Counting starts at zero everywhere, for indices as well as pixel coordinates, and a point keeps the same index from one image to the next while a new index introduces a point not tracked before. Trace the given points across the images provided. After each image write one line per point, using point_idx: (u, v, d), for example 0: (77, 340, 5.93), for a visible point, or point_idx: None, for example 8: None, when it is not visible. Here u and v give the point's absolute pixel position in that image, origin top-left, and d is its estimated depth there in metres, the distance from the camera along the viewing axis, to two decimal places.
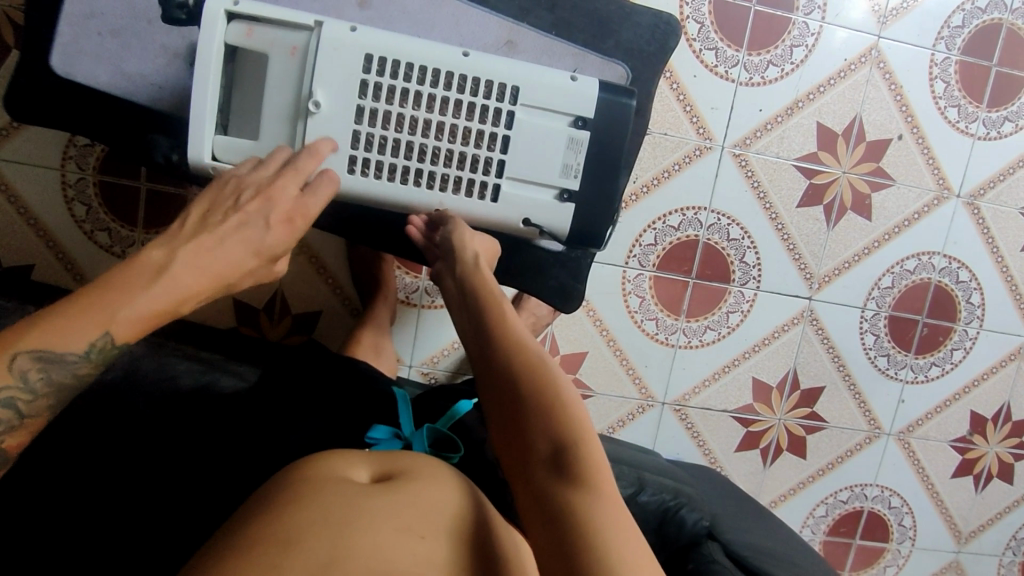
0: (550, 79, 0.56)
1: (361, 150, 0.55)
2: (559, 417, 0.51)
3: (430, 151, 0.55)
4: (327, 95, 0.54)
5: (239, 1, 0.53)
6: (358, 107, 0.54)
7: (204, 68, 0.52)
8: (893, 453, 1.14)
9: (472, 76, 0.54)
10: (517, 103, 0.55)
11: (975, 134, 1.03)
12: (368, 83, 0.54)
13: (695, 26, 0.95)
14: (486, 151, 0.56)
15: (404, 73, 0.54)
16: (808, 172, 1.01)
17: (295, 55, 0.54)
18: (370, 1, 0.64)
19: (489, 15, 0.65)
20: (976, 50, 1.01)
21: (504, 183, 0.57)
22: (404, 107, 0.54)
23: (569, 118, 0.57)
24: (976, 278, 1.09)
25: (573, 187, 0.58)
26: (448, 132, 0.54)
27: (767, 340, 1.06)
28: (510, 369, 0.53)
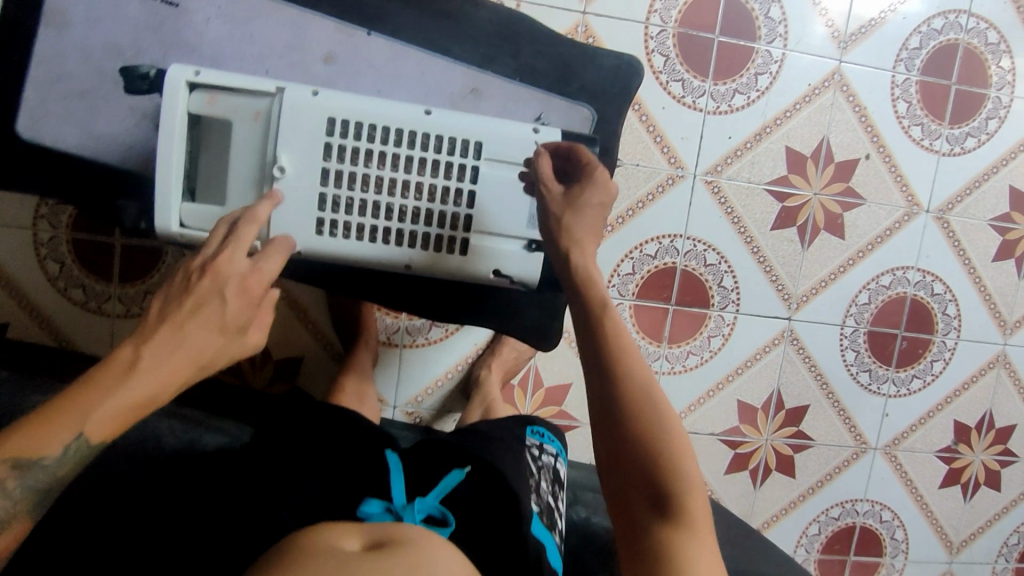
0: (508, 134, 0.60)
1: (329, 210, 0.58)
2: (673, 458, 0.52)
3: (398, 209, 0.58)
4: (292, 161, 0.56)
5: (200, 72, 0.55)
6: (323, 169, 0.56)
7: (168, 136, 0.54)
8: (881, 468, 1.14)
9: (434, 134, 0.58)
10: (479, 158, 0.59)
11: (940, 150, 1.06)
12: (332, 145, 0.56)
13: (661, 59, 0.97)
14: (453, 207, 0.59)
15: (367, 134, 0.57)
16: (779, 195, 1.03)
17: (258, 121, 0.56)
18: (336, 56, 0.65)
19: (453, 64, 0.67)
20: (935, 70, 1.03)
21: (471, 236, 0.60)
22: (369, 167, 0.57)
23: (530, 171, 0.60)
24: (950, 290, 1.10)
25: (538, 236, 0.62)
26: (414, 190, 0.58)
27: (749, 363, 1.07)
28: (631, 394, 0.53)
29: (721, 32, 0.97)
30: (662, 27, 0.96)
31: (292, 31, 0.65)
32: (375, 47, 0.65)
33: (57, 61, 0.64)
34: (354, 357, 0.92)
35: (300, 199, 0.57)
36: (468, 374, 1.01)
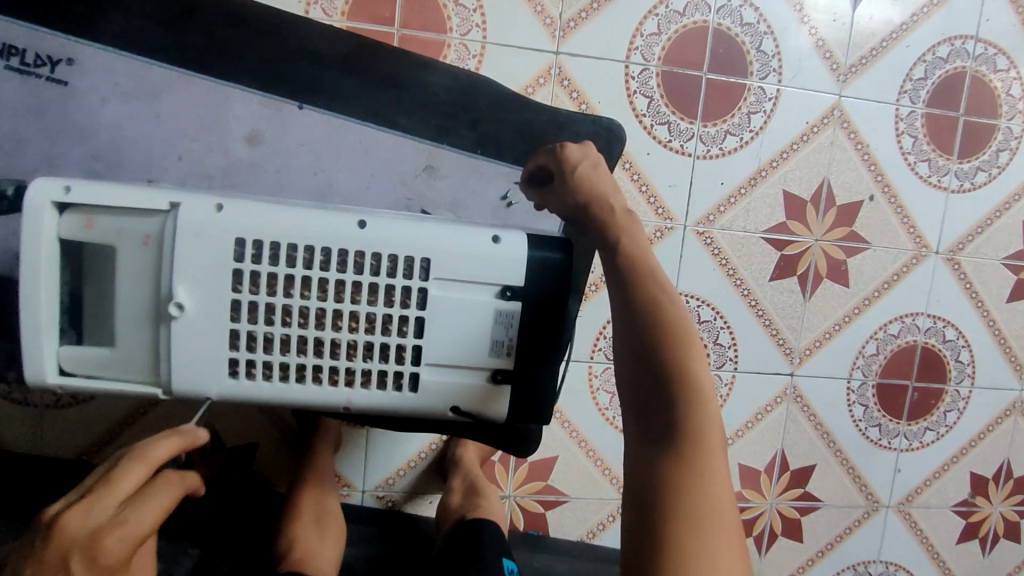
0: (464, 247, 0.50)
1: (247, 348, 0.49)
2: (687, 395, 0.50)
3: (332, 343, 0.49)
4: (192, 294, 0.47)
5: (70, 189, 0.47)
6: (233, 301, 0.48)
7: (32, 274, 0.46)
8: (894, 526, 1.06)
9: (370, 252, 0.48)
10: (427, 278, 0.49)
11: (948, 187, 0.97)
12: (243, 271, 0.48)
13: (645, 101, 0.87)
14: (396, 337, 0.50)
15: (286, 255, 0.48)
16: (778, 244, 0.94)
17: (148, 245, 0.47)
18: (262, 134, 0.64)
19: (403, 138, 0.66)
20: (941, 101, 0.95)
21: (421, 371, 0.51)
22: (287, 298, 0.48)
23: (495, 289, 0.51)
24: (963, 336, 1.02)
25: (506, 366, 0.52)
26: (348, 320, 0.49)
27: (750, 425, 0.99)
28: (665, 342, 0.52)
29: (709, 69, 0.89)
30: (644, 66, 0.87)
31: (210, 110, 0.63)
32: (310, 125, 0.64)
33: None
34: (314, 455, 0.82)
35: (202, 338, 0.48)
36: (443, 453, 0.92)
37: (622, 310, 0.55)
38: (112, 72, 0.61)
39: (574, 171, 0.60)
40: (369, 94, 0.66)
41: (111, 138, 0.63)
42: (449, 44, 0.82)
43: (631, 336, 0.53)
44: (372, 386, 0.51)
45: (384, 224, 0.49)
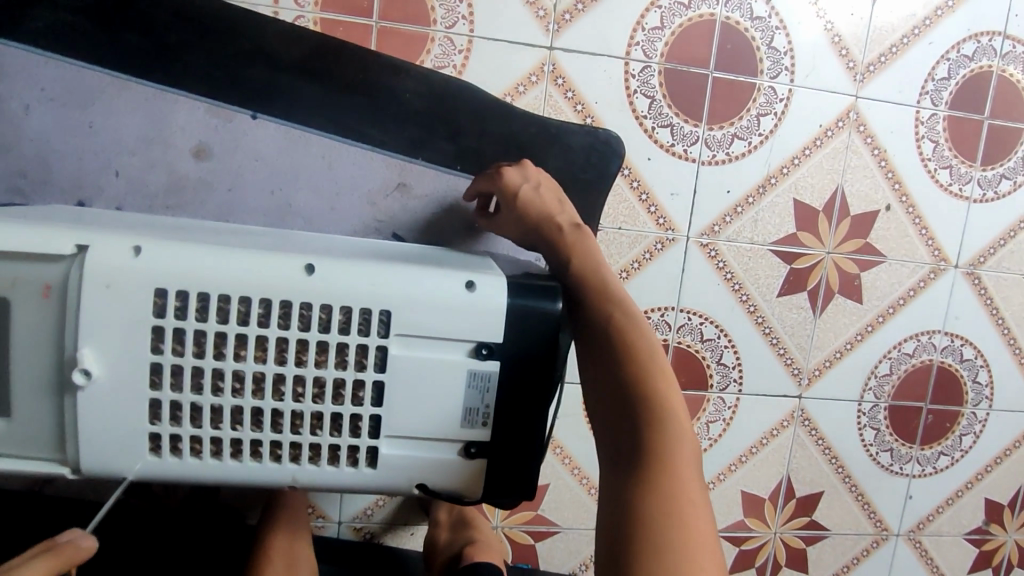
0: (426, 296, 0.49)
1: (180, 423, 0.48)
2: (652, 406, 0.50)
3: (280, 414, 0.49)
4: (99, 359, 0.46)
5: None
6: (154, 365, 0.47)
7: None
8: (904, 556, 1.00)
9: (316, 305, 0.47)
10: (388, 334, 0.48)
11: (970, 197, 0.90)
12: (165, 329, 0.46)
13: (645, 101, 0.80)
14: (335, 406, 0.49)
15: (217, 315, 0.47)
16: (788, 257, 0.87)
17: (49, 296, 0.46)
18: (209, 150, 0.67)
19: (371, 151, 0.69)
20: (965, 103, 0.88)
21: (381, 444, 0.51)
22: (223, 361, 0.47)
23: (468, 346, 0.50)
24: (982, 355, 0.95)
25: (483, 433, 0.52)
26: (293, 387, 0.48)
27: (754, 450, 0.92)
28: (624, 352, 0.52)
29: (716, 67, 0.81)
30: (646, 63, 0.79)
31: (152, 122, 0.65)
32: None
33: None
34: None
35: (124, 406, 0.47)
36: None
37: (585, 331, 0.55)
38: (48, 80, 0.63)
39: (516, 196, 0.62)
40: (330, 107, 0.66)
41: (52, 152, 0.65)
42: (433, 36, 0.74)
43: (591, 347, 0.54)
44: (327, 462, 0.50)
45: (333, 277, 0.48)
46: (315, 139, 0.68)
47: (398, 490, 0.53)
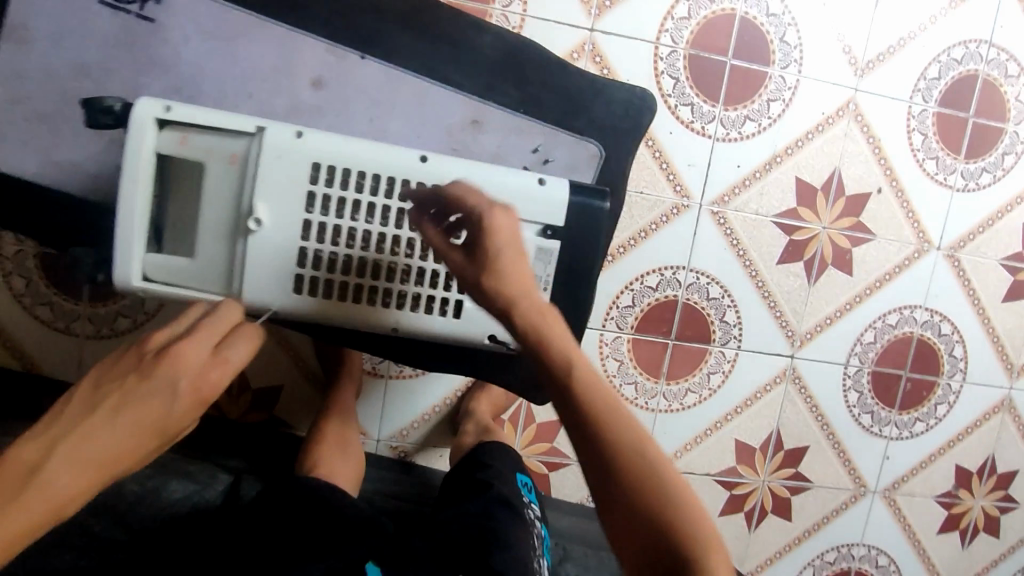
0: (513, 181, 0.57)
1: (309, 267, 0.55)
2: (664, 499, 0.44)
3: (387, 267, 0.56)
4: (271, 213, 0.53)
5: (171, 108, 0.52)
6: (306, 221, 0.54)
7: (134, 181, 0.51)
8: (879, 512, 1.09)
9: (427, 184, 0.55)
10: (477, 212, 0.56)
11: (953, 186, 1.01)
12: (317, 195, 0.54)
13: (670, 82, 0.91)
14: (445, 264, 0.57)
15: (357, 183, 0.54)
16: (787, 229, 0.98)
17: (235, 163, 0.53)
18: (325, 80, 0.62)
19: (452, 93, 0.63)
20: (952, 102, 0.99)
21: (465, 299, 0.58)
22: (358, 220, 0.54)
23: (536, 227, 0.58)
24: (958, 331, 1.06)
25: (542, 298, 0.60)
26: (404, 246, 0.56)
27: (749, 402, 1.02)
28: (616, 447, 0.46)
29: (734, 55, 0.92)
30: (673, 48, 0.90)
31: (279, 49, 0.61)
32: (369, 73, 0.62)
33: (20, 79, 0.59)
34: (338, 394, 0.85)
35: (282, 254, 0.54)
36: (458, 407, 0.95)
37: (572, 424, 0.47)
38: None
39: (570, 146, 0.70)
40: (426, 50, 0.62)
41: None
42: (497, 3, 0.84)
43: (587, 450, 0.46)
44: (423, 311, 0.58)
45: (446, 166, 0.55)
46: (410, 83, 0.62)
47: (474, 340, 0.59)
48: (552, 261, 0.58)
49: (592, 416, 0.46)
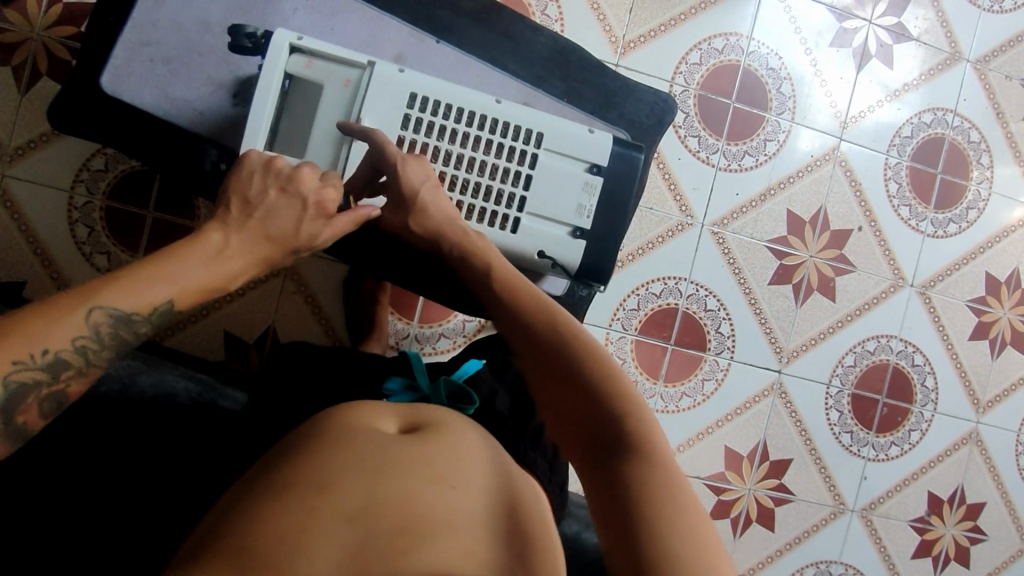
0: (570, 131, 0.66)
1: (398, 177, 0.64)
2: (610, 389, 0.50)
3: (460, 183, 0.64)
4: (373, 126, 0.63)
5: (302, 37, 0.62)
6: (399, 137, 0.63)
7: (265, 90, 0.60)
8: (856, 531, 1.15)
9: (502, 120, 0.64)
10: (540, 147, 0.65)
11: (925, 231, 1.15)
12: (410, 118, 0.63)
13: (681, 116, 1.06)
14: (510, 187, 0.65)
15: (442, 111, 0.63)
16: (779, 254, 1.10)
17: (346, 87, 0.63)
18: (405, 57, 0.72)
19: (509, 78, 0.74)
20: (923, 158, 1.14)
21: (523, 218, 0.66)
22: (441, 142, 0.64)
23: (585, 165, 0.67)
24: (929, 363, 1.16)
25: (585, 226, 0.68)
26: (477, 167, 0.64)
27: (739, 411, 1.11)
28: (569, 346, 0.53)
29: (737, 99, 1.07)
30: (685, 88, 1.05)
31: (370, 29, 0.72)
32: (441, 54, 0.73)
33: (150, 28, 0.68)
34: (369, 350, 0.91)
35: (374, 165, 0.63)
36: None
37: (530, 339, 0.55)
38: None
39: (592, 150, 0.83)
40: (489, 42, 0.74)
41: None
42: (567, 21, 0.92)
43: (541, 356, 0.54)
44: (486, 224, 0.66)
45: (515, 108, 0.65)
46: (476, 65, 0.74)
47: (528, 262, 0.68)
48: (597, 192, 0.67)
49: (539, 340, 0.54)
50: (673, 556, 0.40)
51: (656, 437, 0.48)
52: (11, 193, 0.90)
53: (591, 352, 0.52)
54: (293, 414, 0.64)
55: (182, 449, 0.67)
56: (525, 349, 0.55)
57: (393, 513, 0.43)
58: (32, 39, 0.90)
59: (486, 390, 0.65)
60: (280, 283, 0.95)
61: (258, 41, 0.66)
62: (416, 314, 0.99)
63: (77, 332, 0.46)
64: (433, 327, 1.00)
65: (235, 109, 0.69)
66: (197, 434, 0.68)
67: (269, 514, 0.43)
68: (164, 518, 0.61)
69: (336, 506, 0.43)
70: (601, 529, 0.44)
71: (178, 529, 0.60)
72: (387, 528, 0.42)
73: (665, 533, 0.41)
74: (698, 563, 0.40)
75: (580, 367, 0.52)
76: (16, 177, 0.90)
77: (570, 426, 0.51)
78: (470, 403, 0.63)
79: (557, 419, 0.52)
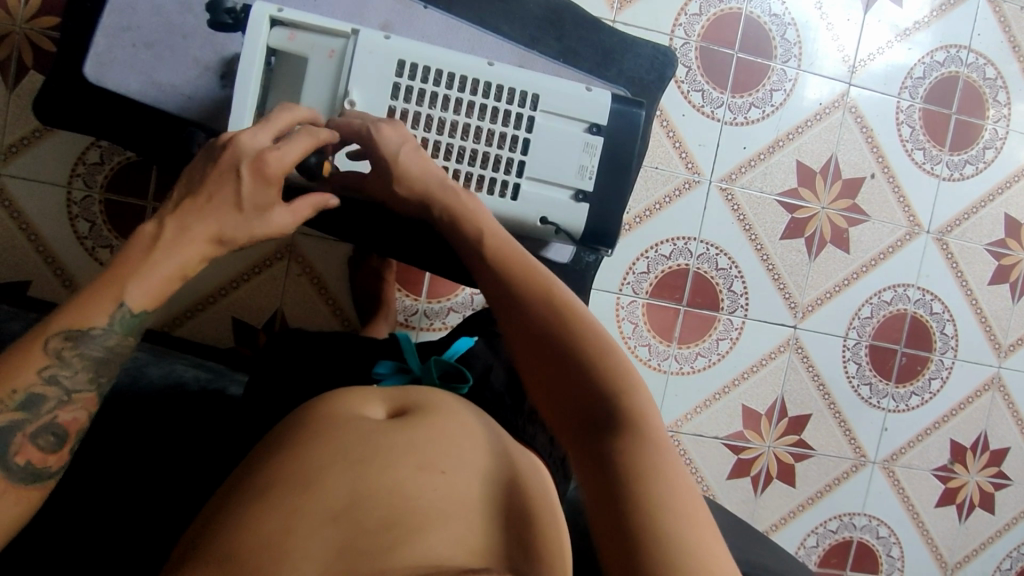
0: (568, 90, 0.64)
1: None
2: (605, 366, 0.49)
3: (456, 151, 0.62)
4: (362, 97, 0.61)
5: (283, 9, 0.60)
6: (390, 108, 0.61)
7: (248, 67, 0.58)
8: (879, 482, 1.15)
9: (495, 83, 0.62)
10: (537, 109, 0.63)
11: (940, 175, 1.11)
12: (400, 86, 0.61)
13: (683, 70, 1.02)
14: (508, 153, 0.63)
15: (433, 78, 0.61)
16: (790, 207, 1.08)
17: (332, 58, 0.61)
18: (393, 25, 0.70)
19: (501, 41, 0.72)
20: (937, 99, 1.10)
21: (523, 183, 0.64)
22: (433, 110, 0.61)
23: (585, 125, 0.65)
24: (949, 310, 1.14)
25: (588, 188, 0.66)
26: (473, 133, 0.62)
27: (755, 368, 1.09)
28: (560, 321, 0.52)
29: (740, 49, 1.03)
30: (686, 40, 1.02)
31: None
32: (430, 20, 0.70)
33: (130, 11, 0.66)
34: (376, 330, 0.91)
35: None
36: None
37: (519, 312, 0.54)
38: None
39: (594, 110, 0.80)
40: (480, 5, 0.71)
41: None
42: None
43: (531, 329, 0.52)
44: (486, 192, 0.64)
45: (509, 70, 0.63)
46: (467, 29, 0.71)
47: (531, 229, 0.66)
48: (598, 152, 0.65)
49: (529, 315, 0.53)
50: (663, 525, 0.39)
51: (650, 413, 0.47)
52: (10, 192, 0.90)
53: (582, 335, 0.51)
54: (288, 398, 0.64)
55: (183, 442, 0.67)
56: (517, 326, 0.53)
57: (378, 507, 0.43)
58: (15, 32, 0.88)
59: (479, 367, 0.65)
60: (284, 265, 0.94)
61: (238, 16, 0.65)
62: (423, 289, 0.98)
63: (42, 363, 0.45)
64: (441, 301, 0.99)
65: (222, 92, 0.68)
66: (200, 428, 0.70)
67: (252, 515, 0.43)
68: (163, 511, 0.60)
69: (320, 503, 0.43)
70: (592, 509, 0.43)
71: (176, 522, 0.58)
72: (374, 522, 0.42)
73: (657, 505, 0.41)
74: (686, 533, 0.39)
75: (576, 350, 0.50)
76: (12, 176, 0.89)
77: (561, 401, 0.50)
78: (463, 382, 0.62)
79: (548, 398, 0.51)
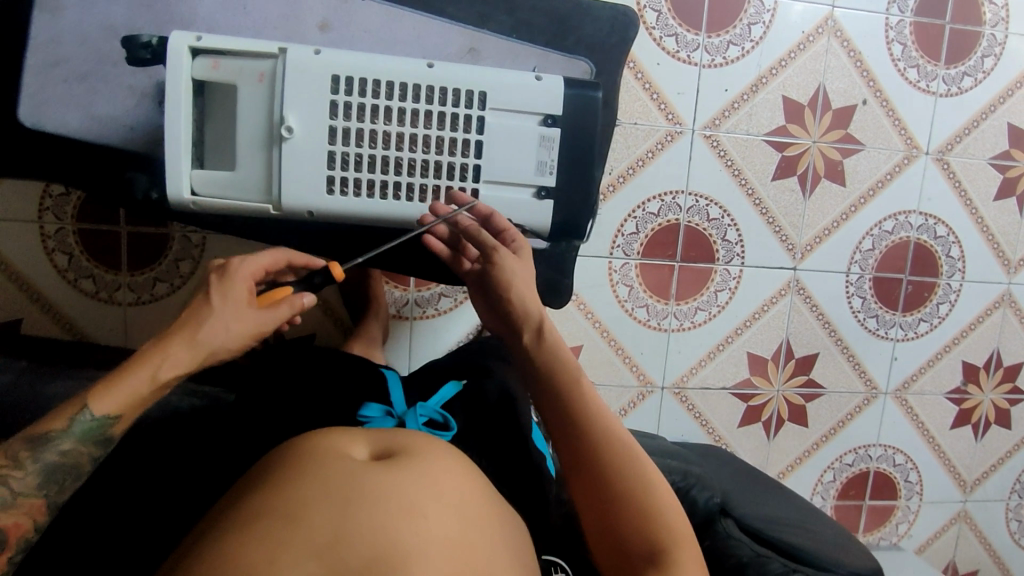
0: (517, 81, 0.61)
1: (339, 170, 0.59)
2: (637, 476, 0.58)
3: (406, 164, 0.59)
4: (299, 120, 0.58)
5: (201, 37, 0.57)
6: (330, 128, 0.58)
7: (175, 104, 0.56)
8: (892, 412, 1.15)
9: (438, 87, 0.59)
10: (485, 107, 0.60)
11: (937, 91, 1.05)
12: (338, 103, 0.58)
13: (653, 15, 0.96)
14: (461, 158, 0.60)
15: (372, 90, 0.58)
16: (779, 146, 1.03)
17: (263, 81, 0.58)
18: (330, 24, 0.66)
19: (449, 25, 0.67)
20: (928, 10, 1.03)
21: (481, 187, 0.62)
22: (376, 124, 0.58)
23: (538, 118, 0.62)
24: (953, 232, 1.10)
25: (550, 183, 0.63)
26: (421, 144, 0.59)
27: (757, 315, 1.08)
28: (599, 428, 0.60)
29: None
30: None
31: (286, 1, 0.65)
32: (370, 13, 0.66)
33: (55, 47, 0.63)
34: (368, 332, 0.90)
35: (313, 159, 0.58)
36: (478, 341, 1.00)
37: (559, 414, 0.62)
38: None
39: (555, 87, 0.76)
40: None
41: None
42: None
43: (572, 433, 0.61)
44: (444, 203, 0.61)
45: (451, 68, 0.59)
46: (409, 18, 0.67)
47: None
48: (556, 146, 0.62)
49: (572, 418, 0.61)
50: None
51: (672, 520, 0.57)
52: None
53: (612, 422, 0.61)
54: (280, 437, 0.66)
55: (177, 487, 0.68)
56: (557, 418, 0.62)
57: (365, 544, 0.43)
58: None
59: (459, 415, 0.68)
60: None
61: (156, 50, 0.60)
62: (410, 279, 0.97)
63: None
64: (430, 288, 0.97)
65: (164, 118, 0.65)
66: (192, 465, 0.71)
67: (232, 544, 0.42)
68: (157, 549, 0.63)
69: (303, 538, 0.43)
70: None
71: None
72: (359, 558, 0.43)
73: None
74: None
75: (614, 459, 0.59)
76: None
77: (590, 494, 0.59)
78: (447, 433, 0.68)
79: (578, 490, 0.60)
